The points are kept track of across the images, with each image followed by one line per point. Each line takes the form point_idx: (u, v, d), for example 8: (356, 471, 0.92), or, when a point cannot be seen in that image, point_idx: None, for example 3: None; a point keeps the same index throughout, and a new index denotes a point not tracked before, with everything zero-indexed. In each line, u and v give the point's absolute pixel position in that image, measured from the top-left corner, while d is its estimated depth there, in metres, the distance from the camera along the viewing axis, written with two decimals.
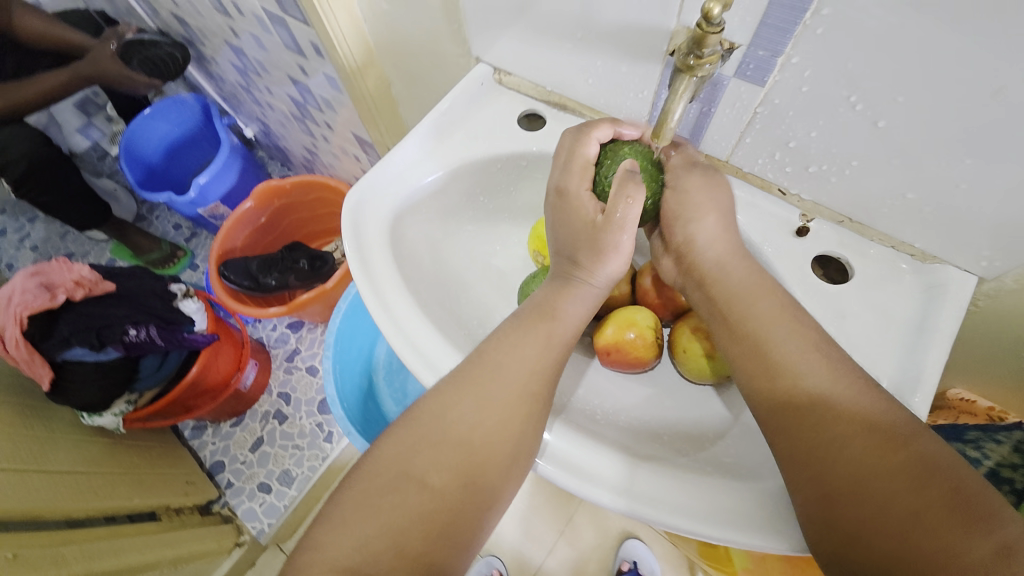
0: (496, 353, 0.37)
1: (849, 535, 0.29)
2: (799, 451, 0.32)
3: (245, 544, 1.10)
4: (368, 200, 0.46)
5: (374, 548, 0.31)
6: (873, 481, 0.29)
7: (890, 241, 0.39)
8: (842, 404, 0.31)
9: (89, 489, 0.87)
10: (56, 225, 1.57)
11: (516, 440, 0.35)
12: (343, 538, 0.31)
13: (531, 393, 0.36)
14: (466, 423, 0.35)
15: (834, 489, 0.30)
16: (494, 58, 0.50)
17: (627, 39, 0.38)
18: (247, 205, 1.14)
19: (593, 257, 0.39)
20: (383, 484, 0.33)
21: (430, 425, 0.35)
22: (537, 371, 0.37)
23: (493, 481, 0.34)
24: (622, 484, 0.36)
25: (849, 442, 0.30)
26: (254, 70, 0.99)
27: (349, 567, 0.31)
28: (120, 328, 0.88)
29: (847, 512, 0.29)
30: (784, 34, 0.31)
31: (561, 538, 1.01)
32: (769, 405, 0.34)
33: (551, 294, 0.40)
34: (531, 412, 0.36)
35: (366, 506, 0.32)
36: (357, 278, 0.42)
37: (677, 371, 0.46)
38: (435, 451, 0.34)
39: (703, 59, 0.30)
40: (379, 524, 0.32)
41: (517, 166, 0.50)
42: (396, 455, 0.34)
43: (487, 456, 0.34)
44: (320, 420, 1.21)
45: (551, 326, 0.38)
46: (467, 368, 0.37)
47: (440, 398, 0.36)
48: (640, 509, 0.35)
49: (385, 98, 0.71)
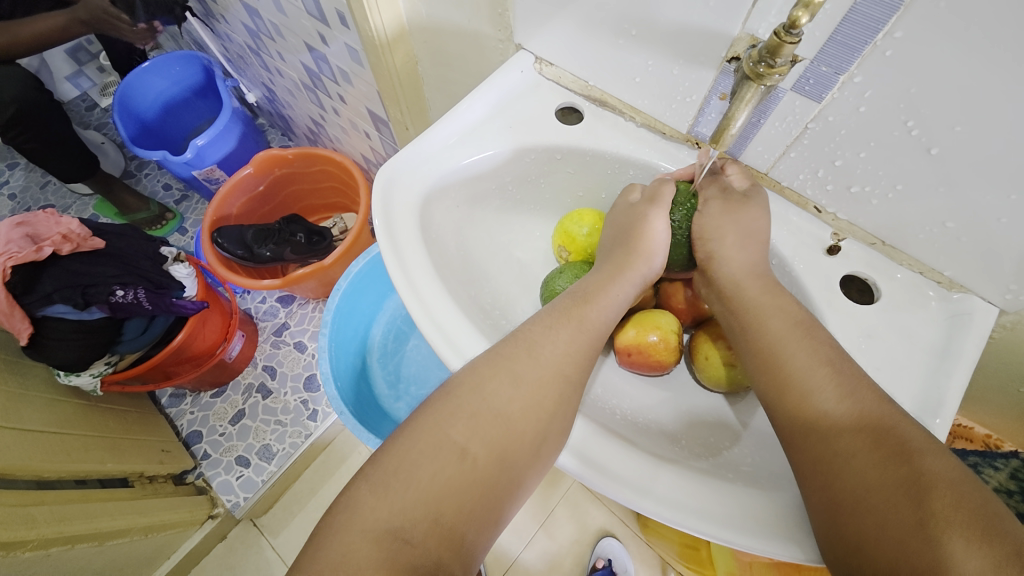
0: (530, 336, 0.38)
1: (851, 542, 0.29)
2: (810, 458, 0.32)
3: (218, 516, 1.08)
4: (401, 178, 0.45)
5: (411, 514, 0.31)
6: (881, 493, 0.29)
7: (919, 267, 0.40)
8: (844, 413, 0.32)
9: (62, 449, 0.84)
10: (37, 174, 1.50)
11: (548, 418, 0.35)
12: (381, 503, 0.31)
13: (563, 377, 0.37)
14: (503, 396, 0.35)
15: (838, 498, 0.30)
16: (537, 47, 0.50)
17: (685, 43, 0.38)
18: (247, 171, 1.11)
19: (636, 251, 0.43)
20: (422, 447, 0.33)
21: (467, 398, 0.35)
22: (572, 353, 0.38)
23: (522, 456, 0.35)
24: (644, 485, 0.35)
25: (857, 449, 0.30)
26: (267, 33, 0.96)
27: (389, 528, 0.30)
28: (106, 288, 0.84)
29: (849, 520, 0.29)
30: (853, 52, 0.31)
31: (541, 531, 1.01)
32: (778, 411, 0.35)
33: (588, 284, 0.42)
34: (563, 392, 0.37)
35: (404, 474, 0.32)
36: (386, 255, 0.41)
37: (693, 376, 0.47)
38: (471, 422, 0.34)
39: (775, 68, 0.30)
40: (417, 492, 0.32)
41: (551, 159, 0.50)
42: (432, 425, 0.34)
43: (519, 432, 0.35)
44: (306, 397, 1.19)
45: (585, 310, 0.40)
46: (501, 346, 0.38)
47: (476, 372, 0.36)
48: (664, 512, 0.35)
49: (410, 76, 0.69)
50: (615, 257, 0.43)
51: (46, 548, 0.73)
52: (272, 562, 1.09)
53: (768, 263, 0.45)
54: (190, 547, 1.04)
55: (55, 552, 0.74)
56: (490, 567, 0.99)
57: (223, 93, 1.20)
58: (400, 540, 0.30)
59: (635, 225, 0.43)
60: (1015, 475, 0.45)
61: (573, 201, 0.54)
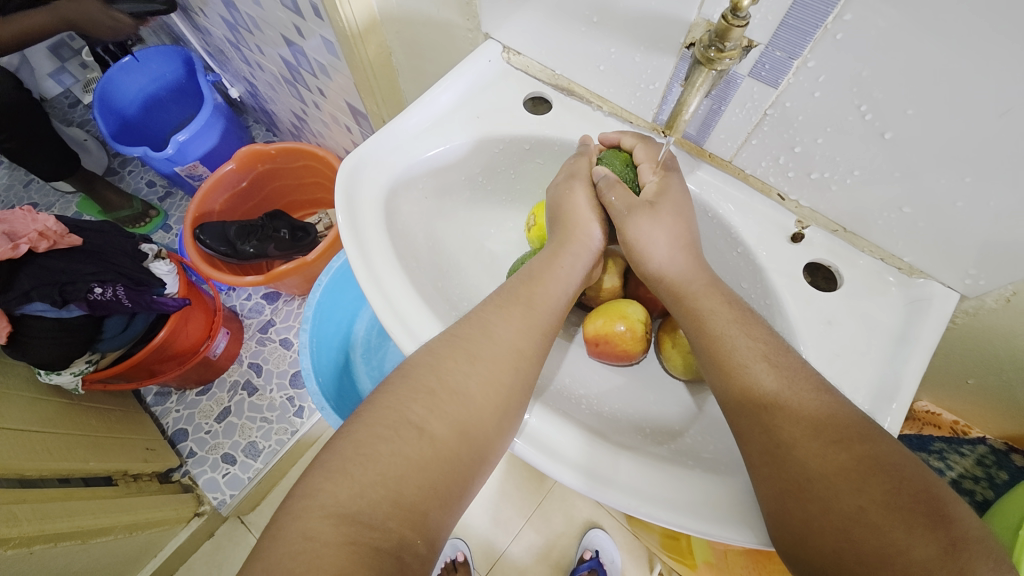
0: (483, 318, 0.39)
1: (796, 534, 0.29)
2: (757, 447, 0.32)
3: (204, 514, 1.07)
4: (366, 167, 0.45)
5: (372, 493, 0.31)
6: (824, 483, 0.29)
7: (880, 253, 0.40)
8: (798, 404, 0.32)
9: (44, 448, 0.83)
10: (20, 171, 1.49)
11: (506, 394, 0.36)
12: (341, 485, 0.31)
13: (519, 353, 0.37)
14: (460, 373, 0.35)
15: (786, 487, 0.30)
16: (505, 37, 0.49)
17: (645, 30, 0.38)
18: (229, 167, 1.10)
19: (571, 227, 0.43)
20: (387, 427, 0.33)
21: (423, 377, 0.35)
22: (526, 332, 0.38)
23: (486, 436, 0.35)
24: (605, 475, 0.35)
25: (802, 438, 0.30)
26: (245, 26, 0.95)
27: (347, 513, 0.30)
28: (84, 285, 0.83)
29: (795, 509, 0.29)
30: (804, 36, 0.31)
31: (528, 525, 1.02)
32: (730, 402, 0.34)
33: (535, 266, 0.42)
34: (519, 368, 0.37)
35: (363, 454, 0.32)
36: (346, 242, 0.41)
37: (661, 364, 0.47)
38: (430, 400, 0.34)
39: (725, 53, 0.30)
40: (377, 471, 0.31)
41: (520, 149, 0.49)
42: (391, 405, 0.34)
43: (479, 409, 0.35)
44: (292, 394, 1.18)
45: (534, 290, 0.40)
46: (456, 328, 0.38)
47: (431, 353, 0.36)
48: (623, 500, 0.35)
49: (385, 67, 0.69)
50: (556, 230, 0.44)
51: (29, 546, 0.73)
52: None
53: (733, 251, 0.45)
54: (177, 544, 1.04)
55: (38, 550, 0.74)
56: (478, 561, 1.00)
57: (204, 88, 1.19)
58: (360, 522, 0.30)
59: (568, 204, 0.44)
60: (980, 460, 0.46)
61: (545, 191, 0.54)
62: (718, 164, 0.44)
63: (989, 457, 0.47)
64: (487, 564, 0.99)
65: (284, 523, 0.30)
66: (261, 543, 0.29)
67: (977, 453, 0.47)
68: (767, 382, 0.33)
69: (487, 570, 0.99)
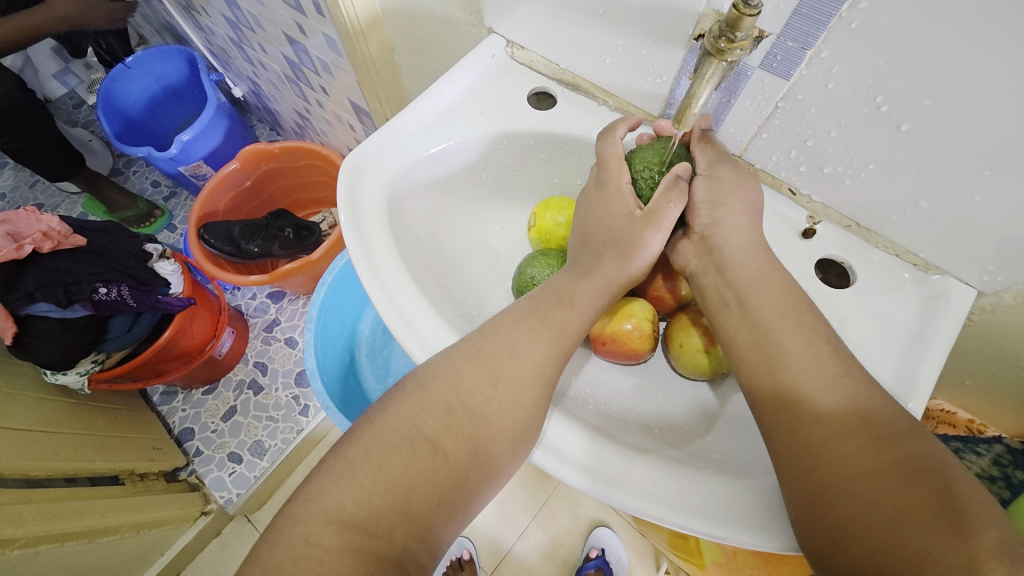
0: (509, 335, 0.37)
1: (830, 535, 0.28)
2: (787, 446, 0.31)
3: (212, 512, 1.08)
4: (368, 164, 0.44)
5: (379, 503, 0.30)
6: (858, 484, 0.28)
7: (894, 249, 0.39)
8: (830, 402, 0.31)
9: (50, 448, 0.84)
10: (25, 172, 1.50)
11: (526, 418, 0.34)
12: (345, 491, 0.30)
13: (540, 378, 0.36)
14: (481, 395, 0.34)
15: (818, 489, 0.29)
16: (508, 30, 0.48)
17: (654, 21, 0.37)
18: (232, 166, 1.10)
19: (619, 251, 0.39)
20: (400, 440, 0.32)
21: (441, 392, 0.34)
22: (551, 355, 0.37)
23: (498, 454, 0.34)
24: (614, 477, 0.35)
25: (839, 438, 0.30)
26: (247, 24, 0.94)
27: (351, 521, 0.30)
28: (89, 285, 0.84)
29: (828, 511, 0.29)
30: (818, 26, 0.30)
31: (534, 523, 1.01)
32: (761, 399, 0.34)
33: (568, 284, 0.40)
34: (541, 393, 0.36)
35: (373, 462, 0.31)
36: (349, 240, 0.41)
37: (670, 364, 0.46)
38: (445, 417, 0.33)
39: (735, 43, 0.30)
40: (385, 481, 0.31)
41: (524, 146, 0.49)
42: (404, 415, 0.33)
43: (495, 430, 0.34)
44: (297, 393, 1.19)
45: (567, 315, 0.38)
46: (480, 342, 0.36)
47: (453, 366, 0.35)
48: (633, 503, 0.34)
49: (387, 64, 0.68)
50: (597, 251, 0.40)
51: (35, 546, 0.73)
52: None
53: None
54: (184, 542, 1.05)
55: (44, 550, 0.74)
56: (485, 559, 1.00)
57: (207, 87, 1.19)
58: (364, 531, 0.30)
59: (625, 230, 0.39)
60: (996, 459, 0.45)
61: (549, 187, 0.53)
62: None
63: (1005, 456, 0.45)
64: (494, 562, 0.99)
65: (286, 525, 0.30)
66: (262, 547, 0.29)
67: (994, 453, 0.45)
68: (796, 381, 0.32)
69: (494, 568, 0.99)
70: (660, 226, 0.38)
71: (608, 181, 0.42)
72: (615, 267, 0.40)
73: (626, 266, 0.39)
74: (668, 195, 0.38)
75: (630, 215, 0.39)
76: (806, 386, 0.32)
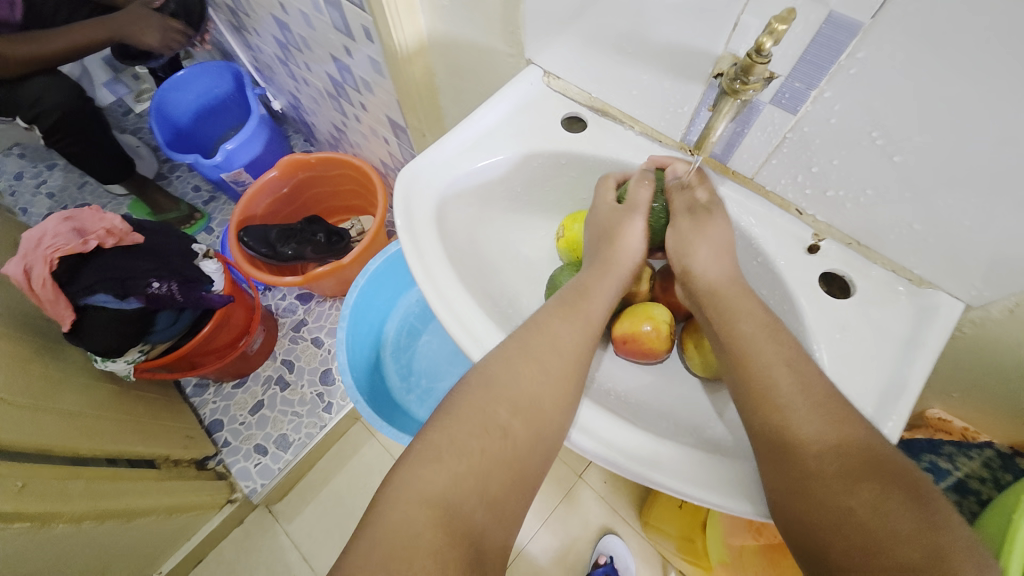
0: (550, 328, 0.42)
1: (805, 515, 0.33)
2: (769, 439, 0.36)
3: (237, 500, 1.14)
4: (420, 176, 0.50)
5: (461, 483, 0.36)
6: (832, 472, 0.33)
7: (891, 265, 0.43)
8: (806, 401, 0.36)
9: (97, 431, 0.91)
10: (75, 174, 1.60)
11: (572, 400, 0.40)
12: (435, 474, 0.36)
13: (577, 361, 0.41)
14: (534, 382, 0.39)
15: (798, 476, 0.34)
16: (546, 62, 0.54)
17: (676, 60, 0.43)
18: (272, 174, 1.18)
19: (616, 246, 0.46)
20: (475, 427, 0.38)
21: (503, 383, 0.39)
22: (590, 346, 0.43)
23: (556, 435, 0.39)
24: (651, 460, 0.39)
25: (817, 433, 0.34)
26: (295, 45, 1.02)
27: (444, 500, 0.35)
28: (143, 280, 0.91)
29: (804, 495, 0.33)
30: (821, 70, 0.35)
31: (545, 527, 1.05)
32: (745, 398, 0.38)
33: (585, 279, 0.46)
34: (580, 375, 0.41)
35: (455, 448, 0.37)
36: (404, 241, 0.46)
37: (684, 365, 0.50)
38: (511, 407, 0.39)
39: (748, 85, 0.35)
40: (467, 464, 0.36)
41: (557, 164, 0.54)
42: (477, 408, 0.39)
43: (548, 410, 0.39)
44: (321, 390, 1.24)
45: (588, 302, 0.44)
46: (528, 334, 0.42)
47: (506, 359, 0.40)
48: (670, 484, 0.38)
49: (428, 86, 0.75)
50: (600, 252, 0.47)
51: (78, 523, 0.78)
52: (288, 547, 1.15)
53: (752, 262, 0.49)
54: (209, 529, 1.10)
55: (88, 526, 0.79)
56: None
57: (252, 100, 1.27)
58: (455, 509, 0.35)
59: (614, 225, 0.47)
60: (987, 463, 0.49)
61: (577, 203, 0.58)
62: (739, 181, 0.48)
63: (995, 460, 0.49)
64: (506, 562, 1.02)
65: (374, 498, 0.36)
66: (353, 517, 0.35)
67: (984, 457, 0.50)
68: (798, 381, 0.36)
69: None
70: (637, 210, 0.47)
71: (597, 199, 0.50)
72: (616, 256, 0.46)
73: (622, 254, 0.46)
74: (641, 184, 0.48)
75: (617, 212, 0.48)
76: (800, 378, 0.37)
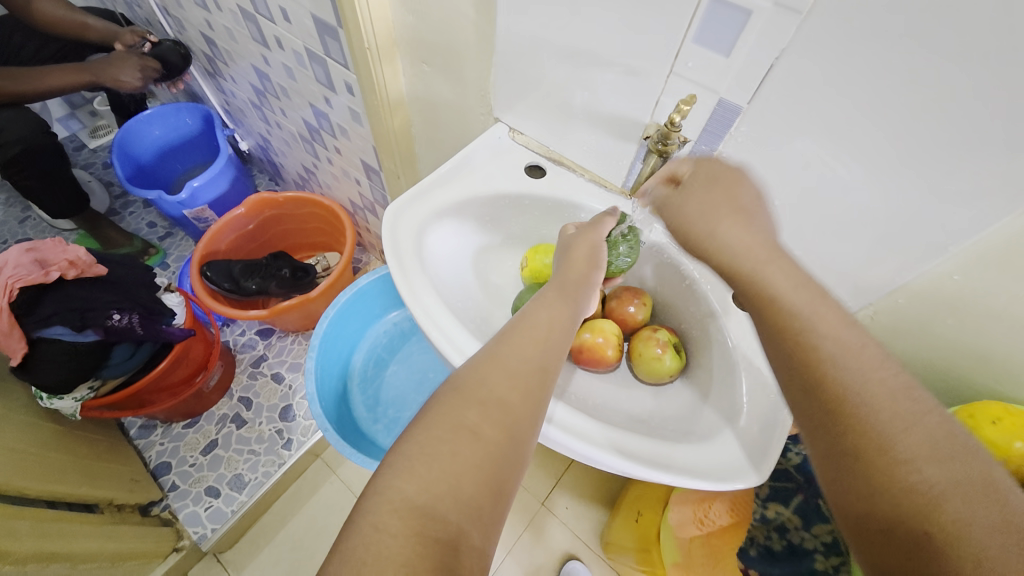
0: (516, 336, 0.47)
1: (867, 485, 0.32)
2: (822, 407, 0.35)
3: (183, 549, 1.07)
4: (405, 211, 0.58)
5: (434, 489, 0.36)
6: (897, 442, 0.32)
7: None
8: (864, 367, 0.34)
9: (41, 471, 0.86)
10: (15, 208, 1.55)
11: (536, 402, 0.43)
12: (407, 482, 0.36)
13: (541, 366, 0.45)
14: (503, 385, 0.43)
15: (853, 445, 0.33)
16: (511, 120, 0.65)
17: (616, 125, 0.54)
18: (238, 211, 1.21)
19: (574, 264, 0.54)
20: (447, 433, 0.39)
21: (474, 389, 0.42)
22: (552, 354, 0.47)
23: (524, 436, 0.42)
24: (625, 449, 0.47)
25: (879, 400, 0.33)
26: (273, 93, 1.10)
27: (417, 506, 0.36)
28: (104, 312, 0.91)
29: (864, 465, 0.32)
30: (719, 136, 0.48)
31: (508, 557, 1.07)
32: (794, 366, 0.37)
33: (549, 291, 0.52)
34: (544, 378, 0.45)
35: (427, 454, 0.38)
36: (391, 265, 0.53)
37: (631, 372, 0.60)
38: (481, 410, 0.41)
39: (667, 147, 0.47)
40: (439, 469, 0.37)
41: (521, 204, 0.64)
42: (448, 413, 0.41)
43: (517, 411, 0.42)
44: (281, 427, 1.23)
45: (550, 309, 0.50)
46: (496, 344, 0.46)
47: (476, 368, 0.44)
48: (645, 469, 0.46)
49: (404, 135, 0.84)
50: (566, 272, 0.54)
51: (24, 564, 0.72)
52: None
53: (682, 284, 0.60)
54: None
55: (32, 569, 0.74)
56: None
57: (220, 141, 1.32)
58: (428, 516, 0.35)
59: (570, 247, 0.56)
60: None
61: (537, 237, 0.68)
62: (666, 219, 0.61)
63: None
64: None
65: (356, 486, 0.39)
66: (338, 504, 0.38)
67: None
68: None
69: None
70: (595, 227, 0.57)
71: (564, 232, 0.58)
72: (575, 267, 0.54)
73: (580, 265, 0.54)
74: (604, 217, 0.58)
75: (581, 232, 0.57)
76: (834, 356, 0.35)
